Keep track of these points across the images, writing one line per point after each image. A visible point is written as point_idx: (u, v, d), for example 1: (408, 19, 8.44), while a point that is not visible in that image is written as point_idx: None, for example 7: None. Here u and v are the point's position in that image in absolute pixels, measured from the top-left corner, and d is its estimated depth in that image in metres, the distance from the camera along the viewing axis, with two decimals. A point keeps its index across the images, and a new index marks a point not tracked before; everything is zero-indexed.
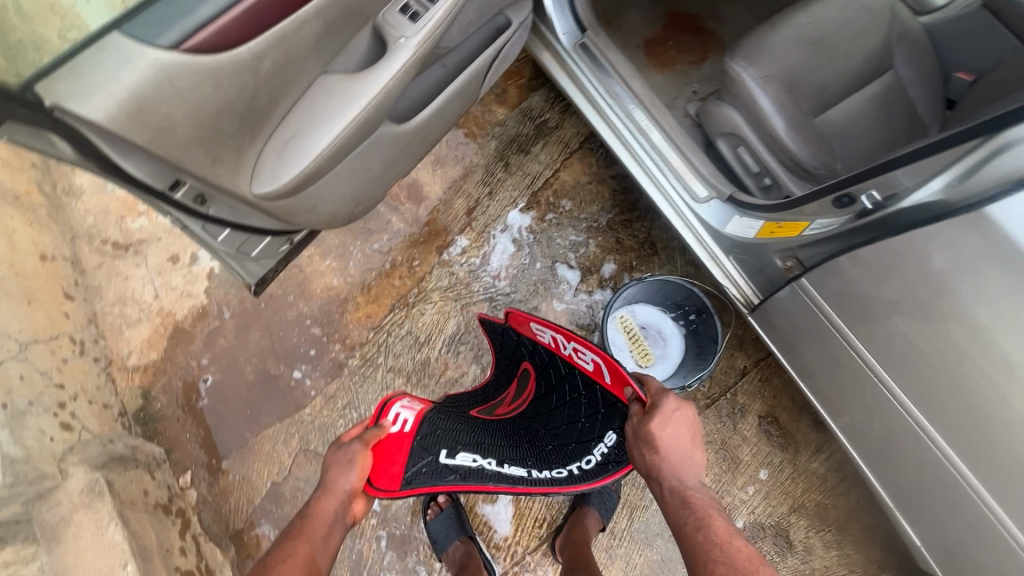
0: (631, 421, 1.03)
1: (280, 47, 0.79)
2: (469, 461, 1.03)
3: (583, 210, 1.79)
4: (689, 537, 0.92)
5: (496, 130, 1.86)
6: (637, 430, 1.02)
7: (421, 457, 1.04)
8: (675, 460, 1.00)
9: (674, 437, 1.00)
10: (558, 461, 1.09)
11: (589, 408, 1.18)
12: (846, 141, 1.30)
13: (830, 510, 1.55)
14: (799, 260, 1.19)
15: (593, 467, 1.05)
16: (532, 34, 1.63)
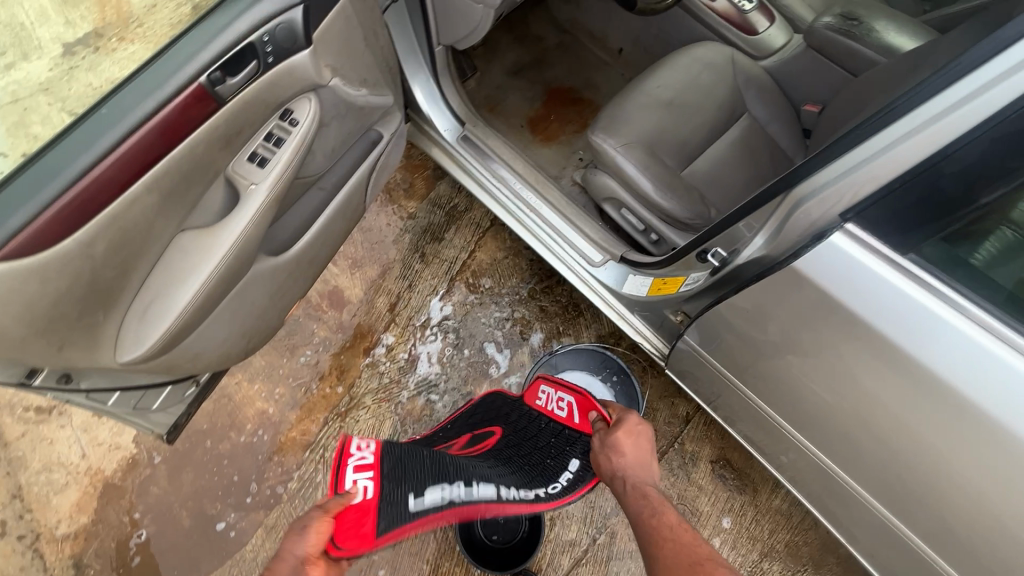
0: (600, 437, 1.20)
1: (114, 226, 0.83)
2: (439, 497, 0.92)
3: (504, 285, 1.82)
4: (641, 523, 1.00)
5: (407, 223, 1.90)
6: (605, 441, 1.18)
7: (387, 507, 0.86)
8: (632, 469, 1.12)
9: (632, 452, 1.13)
10: (535, 471, 1.16)
11: (560, 443, 1.27)
12: (716, 186, 1.36)
13: (801, 547, 1.50)
14: (687, 313, 1.19)
15: (562, 488, 1.14)
16: (420, 133, 1.71)
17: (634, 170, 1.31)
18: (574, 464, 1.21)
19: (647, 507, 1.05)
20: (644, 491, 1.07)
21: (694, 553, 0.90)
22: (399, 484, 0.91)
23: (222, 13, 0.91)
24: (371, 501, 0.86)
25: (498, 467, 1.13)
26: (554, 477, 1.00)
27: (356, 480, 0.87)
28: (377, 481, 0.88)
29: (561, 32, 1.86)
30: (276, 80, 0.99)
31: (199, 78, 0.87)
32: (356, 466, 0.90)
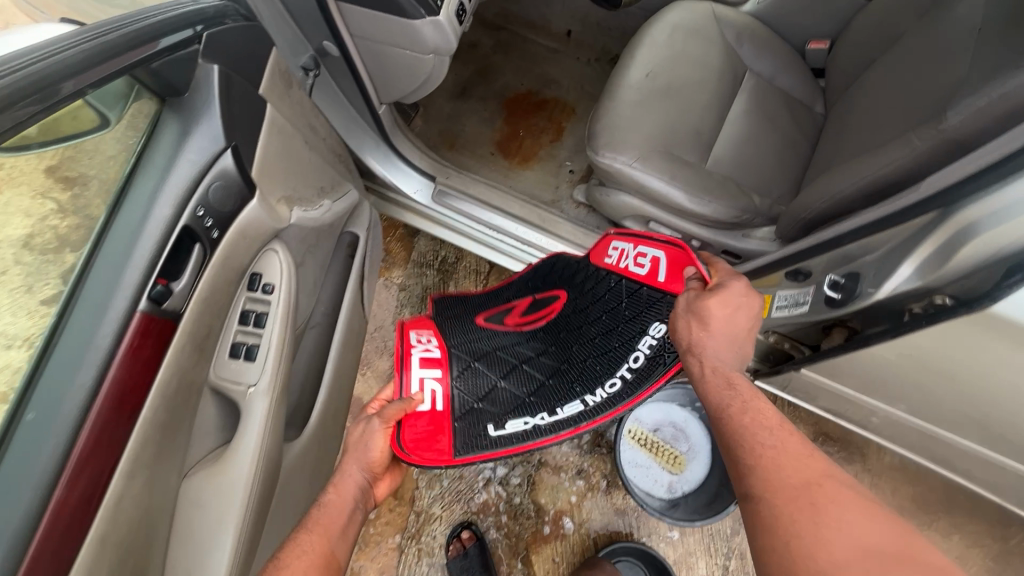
0: (685, 295, 0.80)
1: (108, 547, 0.60)
2: (520, 426, 0.83)
3: None
4: (736, 423, 0.65)
5: (402, 299, 1.67)
6: (688, 303, 0.78)
7: (464, 423, 0.87)
8: (729, 344, 0.75)
9: (727, 338, 0.75)
10: (603, 369, 0.86)
11: (630, 313, 0.91)
12: (748, 166, 1.18)
13: (928, 496, 1.43)
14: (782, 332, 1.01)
15: (643, 365, 0.81)
16: (381, 201, 1.46)
17: (659, 183, 1.12)
18: (656, 326, 0.86)
19: (759, 423, 0.65)
20: (748, 397, 0.68)
21: (784, 455, 0.60)
22: (478, 414, 0.87)
23: (130, 202, 0.66)
24: (443, 413, 0.87)
25: (577, 364, 0.90)
26: (636, 370, 0.82)
27: (427, 385, 0.89)
28: (446, 384, 0.90)
29: (495, 32, 1.61)
30: (230, 254, 0.75)
31: (139, 304, 0.63)
32: (416, 338, 0.96)
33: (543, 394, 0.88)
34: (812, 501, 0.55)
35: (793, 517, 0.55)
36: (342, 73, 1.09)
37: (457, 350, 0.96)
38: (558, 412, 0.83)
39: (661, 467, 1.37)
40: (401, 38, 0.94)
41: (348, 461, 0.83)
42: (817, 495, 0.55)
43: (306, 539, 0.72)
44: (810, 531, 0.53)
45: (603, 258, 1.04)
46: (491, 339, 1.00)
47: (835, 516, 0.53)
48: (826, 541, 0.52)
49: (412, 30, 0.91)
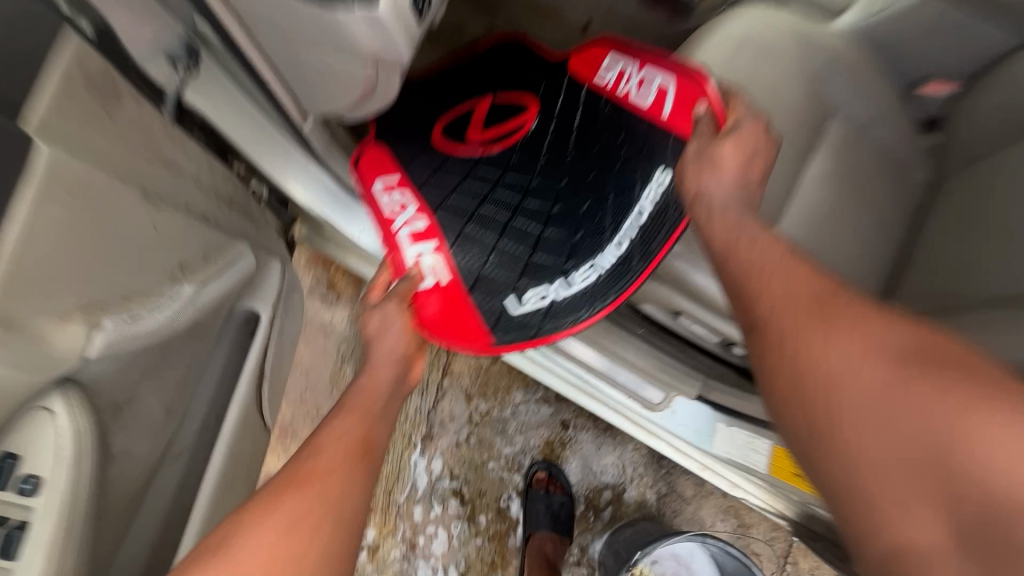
0: (697, 142, 0.76)
1: None
2: (539, 303, 0.85)
3: (503, 403, 1.27)
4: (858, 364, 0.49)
5: (344, 352, 1.32)
6: (700, 149, 0.74)
7: (484, 300, 0.86)
8: (731, 186, 0.70)
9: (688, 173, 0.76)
10: (603, 221, 0.87)
11: (629, 150, 0.89)
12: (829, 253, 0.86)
13: None
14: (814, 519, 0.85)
15: (652, 221, 0.86)
16: (315, 233, 1.09)
17: None
18: (660, 176, 0.87)
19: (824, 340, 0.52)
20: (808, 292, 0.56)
21: (854, 381, 0.49)
22: (493, 289, 0.86)
23: None
24: (453, 283, 0.86)
25: (574, 204, 0.88)
26: (643, 233, 0.86)
27: (416, 255, 0.86)
28: (445, 253, 0.86)
29: (488, 13, 1.21)
30: None
31: None
32: (386, 197, 0.89)
33: (569, 257, 0.86)
34: (853, 406, 0.49)
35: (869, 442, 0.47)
36: (241, 73, 0.70)
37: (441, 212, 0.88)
38: (576, 284, 0.85)
39: None
40: (324, 38, 0.56)
41: (374, 335, 0.76)
42: (870, 401, 0.48)
43: (345, 422, 0.65)
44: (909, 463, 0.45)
45: (594, 86, 0.94)
46: (464, 176, 0.92)
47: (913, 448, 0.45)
48: (902, 482, 0.45)
49: (330, 30, 0.53)
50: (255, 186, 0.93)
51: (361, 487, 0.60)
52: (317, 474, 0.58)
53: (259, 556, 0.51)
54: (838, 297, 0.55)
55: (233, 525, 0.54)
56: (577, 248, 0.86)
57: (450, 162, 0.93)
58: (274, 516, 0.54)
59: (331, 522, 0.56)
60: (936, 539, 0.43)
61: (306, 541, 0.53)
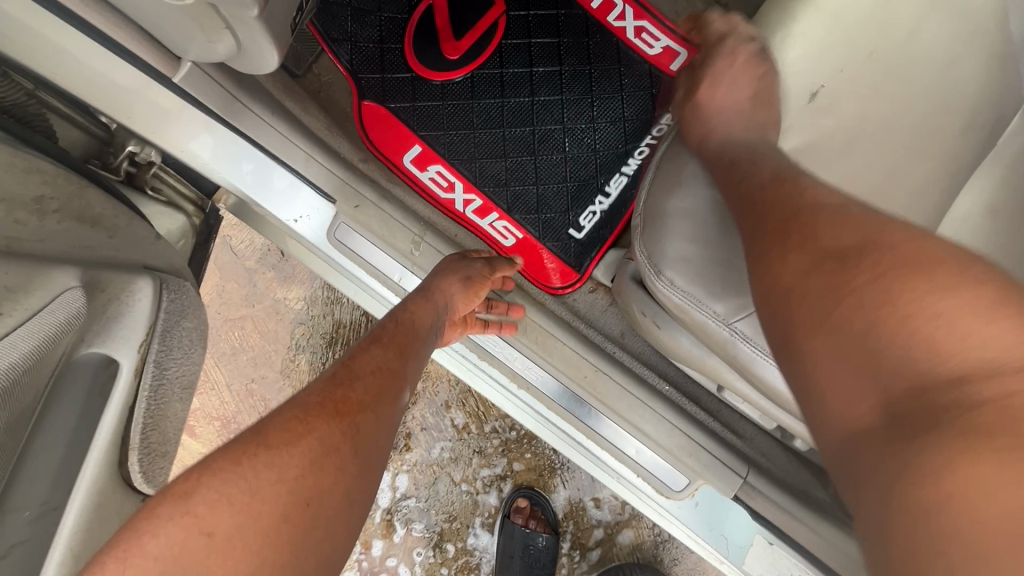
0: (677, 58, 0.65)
1: None
2: (598, 218, 0.80)
3: (487, 416, 1.06)
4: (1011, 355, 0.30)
5: (299, 338, 1.08)
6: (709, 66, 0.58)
7: (554, 234, 0.80)
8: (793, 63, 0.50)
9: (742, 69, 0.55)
10: (593, 139, 0.80)
11: (584, 61, 0.81)
12: None
13: None
14: None
15: (631, 117, 0.81)
16: (236, 210, 0.79)
17: (775, 369, 0.50)
18: (630, 79, 0.81)
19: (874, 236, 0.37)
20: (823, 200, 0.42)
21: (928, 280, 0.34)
22: (551, 220, 0.80)
23: None
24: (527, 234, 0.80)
25: (571, 128, 0.81)
26: (629, 134, 0.80)
27: (470, 200, 0.80)
28: (499, 204, 0.80)
29: None
30: None
31: None
32: (431, 177, 0.81)
33: (580, 144, 0.80)
34: (944, 303, 0.32)
35: (883, 334, 0.33)
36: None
37: (455, 157, 0.80)
38: (612, 193, 0.80)
39: None
40: None
41: (440, 273, 0.66)
42: (925, 299, 0.33)
43: (375, 353, 0.53)
44: (922, 399, 0.31)
45: (669, 66, 0.81)
46: (455, 109, 0.81)
47: (981, 365, 0.30)
48: (838, 362, 0.34)
49: None
50: (132, 148, 0.65)
51: (384, 439, 0.48)
52: (329, 439, 0.43)
53: (278, 476, 0.40)
54: (928, 240, 0.36)
55: (256, 428, 0.44)
56: (588, 169, 0.80)
57: (464, 122, 0.81)
58: (307, 440, 0.43)
59: (333, 513, 0.41)
60: (869, 419, 0.33)
61: (268, 539, 0.38)
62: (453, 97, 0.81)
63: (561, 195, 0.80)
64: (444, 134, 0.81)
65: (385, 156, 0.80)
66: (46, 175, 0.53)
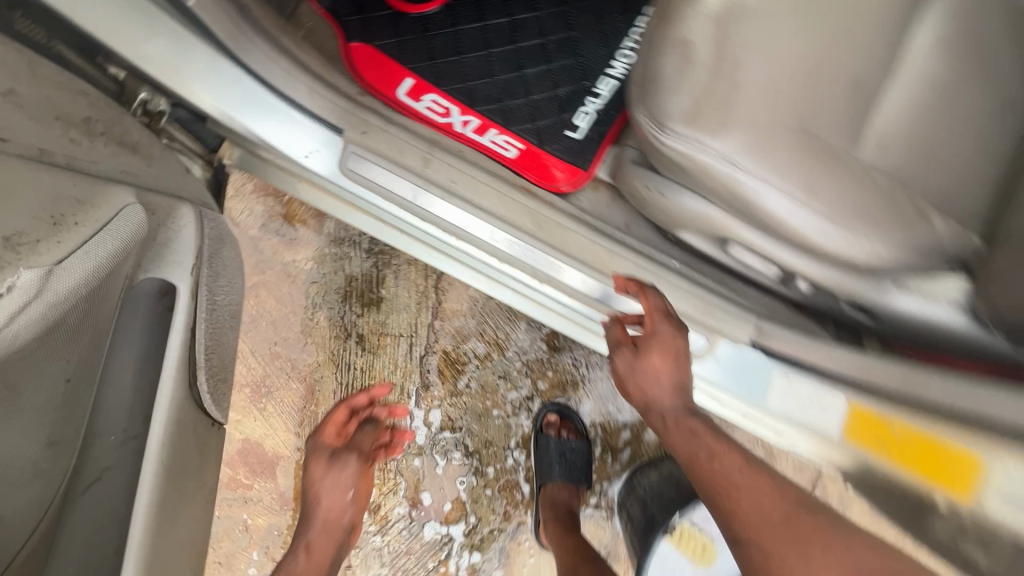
0: (365, 432, 1.01)
1: None
2: (592, 117, 0.84)
3: (507, 344, 1.13)
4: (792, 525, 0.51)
5: (314, 296, 1.11)
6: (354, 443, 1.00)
7: (553, 138, 0.84)
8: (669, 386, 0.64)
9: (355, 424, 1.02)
10: (577, 48, 0.85)
11: None
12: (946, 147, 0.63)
13: None
14: None
15: (606, 22, 0.86)
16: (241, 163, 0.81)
17: (775, 196, 0.56)
18: None
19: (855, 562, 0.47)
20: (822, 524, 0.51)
21: (771, 499, 0.53)
22: (547, 127, 0.84)
23: None
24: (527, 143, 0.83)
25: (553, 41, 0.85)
26: (609, 37, 0.85)
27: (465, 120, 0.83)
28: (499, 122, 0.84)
29: None
30: None
31: None
32: (427, 106, 0.83)
33: (565, 53, 0.85)
34: (752, 486, 0.55)
35: (725, 492, 0.55)
36: None
37: (449, 84, 0.84)
38: (603, 94, 0.85)
39: (688, 560, 1.02)
40: None
41: (320, 484, 0.93)
42: (749, 494, 0.54)
43: None
44: (746, 527, 0.52)
45: None
46: (439, 39, 0.85)
47: (766, 535, 0.51)
48: (746, 496, 0.54)
49: None
50: (144, 95, 0.68)
51: None
52: None
53: None
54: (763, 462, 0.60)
55: None
56: (575, 75, 0.85)
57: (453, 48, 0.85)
58: None
59: None
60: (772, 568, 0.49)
61: None
62: (436, 27, 0.85)
63: (554, 103, 0.84)
64: (434, 65, 0.84)
65: (383, 92, 0.82)
66: (89, 98, 0.57)
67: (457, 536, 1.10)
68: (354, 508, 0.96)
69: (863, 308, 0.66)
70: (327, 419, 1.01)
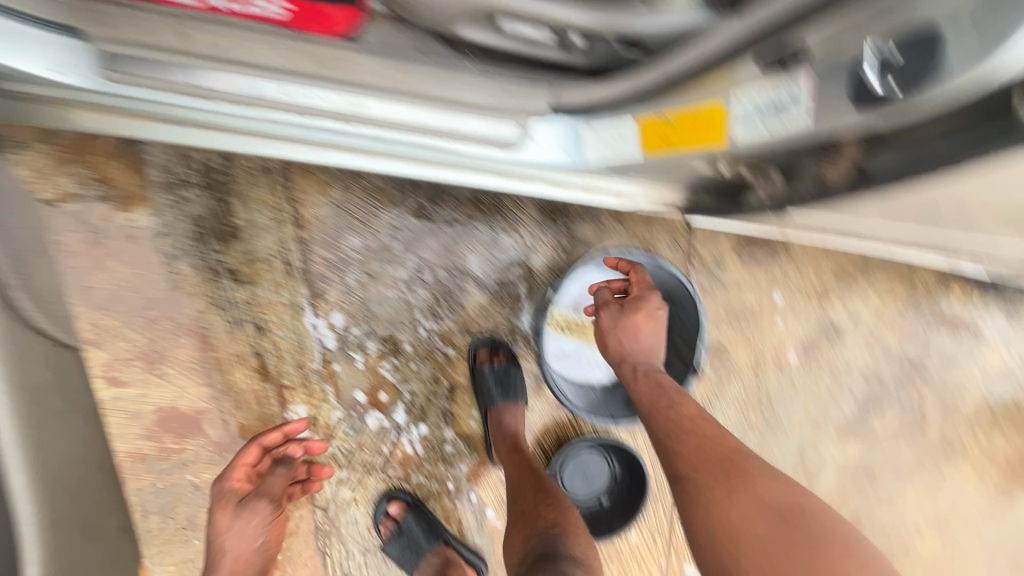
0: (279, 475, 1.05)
1: None
2: None
3: (378, 230, 1.15)
4: (738, 489, 0.70)
5: (167, 248, 1.07)
6: (267, 488, 1.03)
7: None
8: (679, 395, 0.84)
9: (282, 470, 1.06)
10: None
11: None
12: None
13: (847, 264, 1.36)
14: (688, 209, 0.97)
15: None
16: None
17: None
18: None
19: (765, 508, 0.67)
20: (778, 508, 0.67)
21: (734, 490, 0.70)
22: None
23: None
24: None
25: None
26: None
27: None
28: None
29: None
30: None
31: None
32: None
33: None
34: (713, 476, 0.73)
35: (697, 480, 0.73)
36: None
37: None
38: None
39: (593, 347, 1.14)
40: None
41: (226, 530, 0.98)
42: (708, 477, 0.72)
43: None
44: (703, 501, 0.71)
45: None
46: None
47: (725, 507, 0.69)
48: (705, 477, 0.72)
49: None
50: None
51: None
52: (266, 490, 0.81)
53: None
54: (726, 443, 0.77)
55: None
56: None
57: None
58: None
59: None
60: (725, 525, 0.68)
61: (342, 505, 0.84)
62: None
63: None
64: None
65: None
66: None
67: (400, 417, 1.16)
68: (265, 548, 1.02)
69: (632, 43, 0.61)
70: (236, 460, 1.04)
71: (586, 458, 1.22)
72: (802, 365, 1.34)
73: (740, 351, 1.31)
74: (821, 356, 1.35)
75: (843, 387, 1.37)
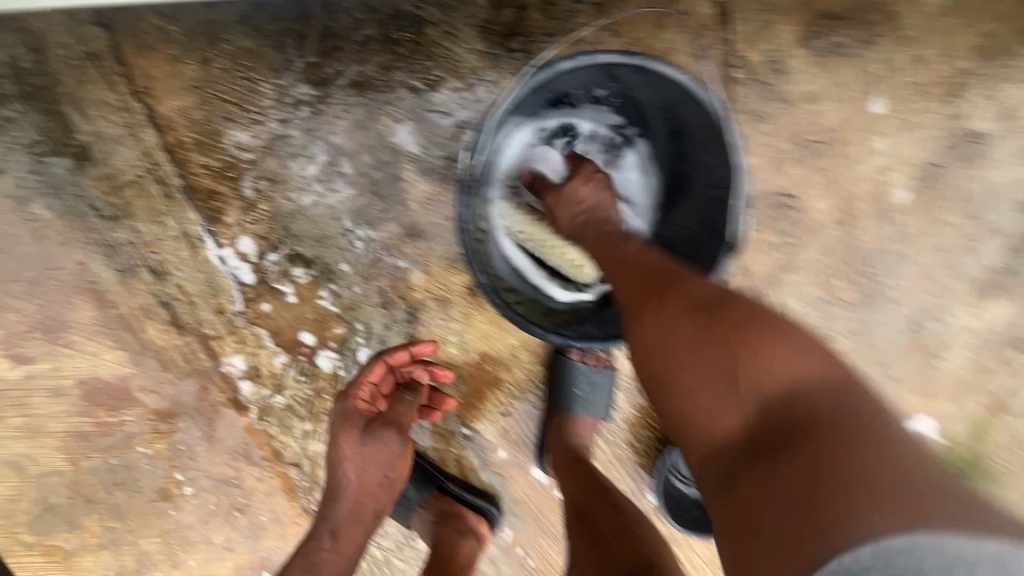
0: (409, 403, 0.88)
1: None
2: None
3: (266, 113, 0.82)
4: (666, 305, 0.54)
5: (13, 189, 0.83)
6: (398, 413, 0.86)
7: None
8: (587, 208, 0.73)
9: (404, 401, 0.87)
10: None
11: None
12: None
13: (998, 27, 0.85)
14: None
15: None
16: None
17: None
18: None
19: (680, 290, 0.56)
20: (698, 298, 0.53)
21: (672, 307, 0.53)
22: None
23: None
24: None
25: None
26: None
27: None
28: None
29: None
30: None
31: None
32: None
33: None
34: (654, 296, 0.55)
35: (635, 301, 0.57)
36: None
37: None
38: None
39: None
40: None
41: (346, 453, 0.83)
42: (647, 299, 0.56)
43: None
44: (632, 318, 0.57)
45: None
46: None
47: (655, 323, 0.54)
48: (641, 302, 0.56)
49: None
50: None
51: None
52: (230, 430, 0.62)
53: None
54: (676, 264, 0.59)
55: None
56: None
57: None
58: None
59: None
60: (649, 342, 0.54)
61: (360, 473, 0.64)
62: None
63: None
64: None
65: None
66: None
67: (361, 356, 0.92)
68: (393, 488, 0.85)
69: None
70: (358, 380, 0.87)
71: (599, 385, 0.92)
72: (919, 201, 0.90)
73: (820, 198, 0.89)
74: (952, 184, 0.90)
75: (987, 223, 0.92)
